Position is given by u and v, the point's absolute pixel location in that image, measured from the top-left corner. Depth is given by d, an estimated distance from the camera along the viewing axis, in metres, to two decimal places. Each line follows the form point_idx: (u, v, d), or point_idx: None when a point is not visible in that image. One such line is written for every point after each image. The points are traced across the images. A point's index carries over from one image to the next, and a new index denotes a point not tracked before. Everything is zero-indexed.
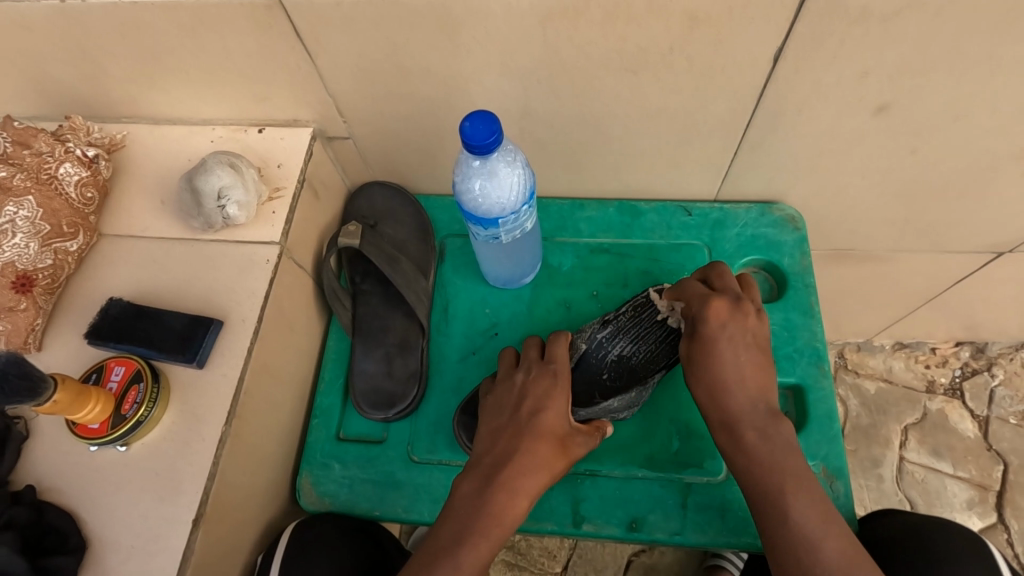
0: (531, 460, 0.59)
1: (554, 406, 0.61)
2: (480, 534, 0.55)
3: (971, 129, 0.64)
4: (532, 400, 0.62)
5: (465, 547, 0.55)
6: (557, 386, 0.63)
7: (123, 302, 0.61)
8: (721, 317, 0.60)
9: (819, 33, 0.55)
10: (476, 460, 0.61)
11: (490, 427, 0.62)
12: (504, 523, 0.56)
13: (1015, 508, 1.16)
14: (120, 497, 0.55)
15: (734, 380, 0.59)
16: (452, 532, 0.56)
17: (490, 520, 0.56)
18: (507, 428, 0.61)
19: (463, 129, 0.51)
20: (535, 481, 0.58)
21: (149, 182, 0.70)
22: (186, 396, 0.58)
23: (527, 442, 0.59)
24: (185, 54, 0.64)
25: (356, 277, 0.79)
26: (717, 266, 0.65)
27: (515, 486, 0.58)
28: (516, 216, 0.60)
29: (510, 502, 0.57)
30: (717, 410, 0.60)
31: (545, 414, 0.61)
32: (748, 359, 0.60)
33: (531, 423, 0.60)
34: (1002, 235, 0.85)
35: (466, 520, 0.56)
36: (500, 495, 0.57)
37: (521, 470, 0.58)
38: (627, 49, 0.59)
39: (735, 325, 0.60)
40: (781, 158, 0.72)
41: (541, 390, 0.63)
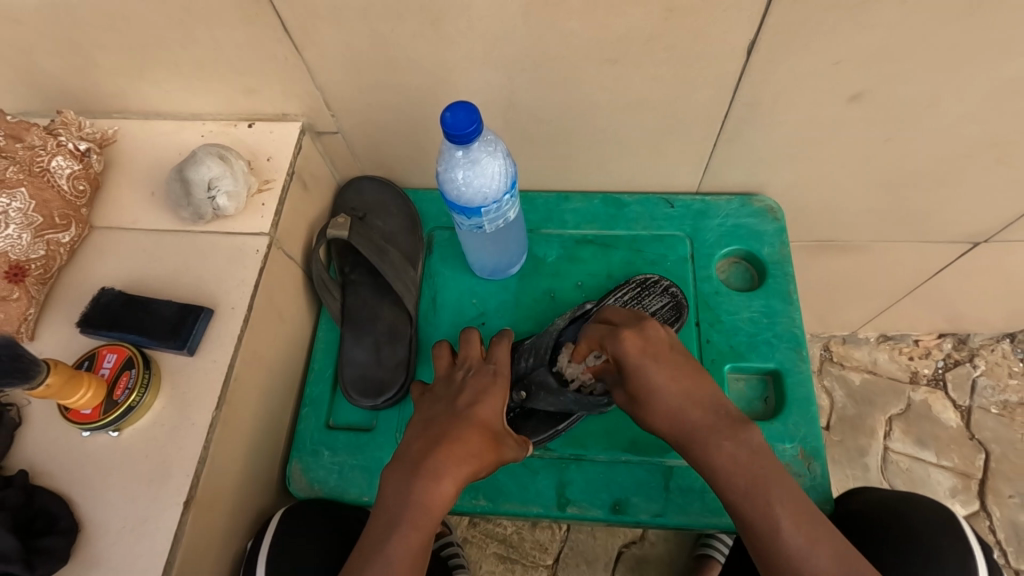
0: (462, 447, 0.55)
1: (491, 400, 0.59)
2: (406, 524, 0.51)
3: (939, 118, 0.67)
4: (467, 392, 0.60)
5: (393, 539, 0.50)
6: (499, 382, 0.62)
7: (115, 291, 0.62)
8: (636, 346, 0.57)
9: (790, 23, 0.57)
10: (403, 450, 0.57)
11: (423, 416, 0.60)
12: (431, 515, 0.52)
13: (997, 495, 1.18)
14: (111, 481, 0.56)
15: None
16: (381, 526, 0.52)
17: (418, 509, 0.52)
18: (440, 417, 0.58)
19: (445, 118, 0.53)
20: (464, 470, 0.54)
21: (141, 175, 0.72)
22: (177, 382, 0.59)
23: (457, 429, 0.56)
24: (176, 47, 0.65)
25: (345, 269, 0.80)
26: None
27: (442, 470, 0.53)
28: (499, 204, 0.61)
29: (436, 490, 0.53)
30: (711, 374, 0.57)
31: (479, 406, 0.59)
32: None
33: (466, 412, 0.58)
34: (976, 224, 0.87)
35: (395, 510, 0.52)
36: (423, 481, 0.53)
37: (451, 457, 0.54)
38: (606, 39, 0.60)
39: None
40: (760, 148, 0.74)
41: (480, 385, 0.61)
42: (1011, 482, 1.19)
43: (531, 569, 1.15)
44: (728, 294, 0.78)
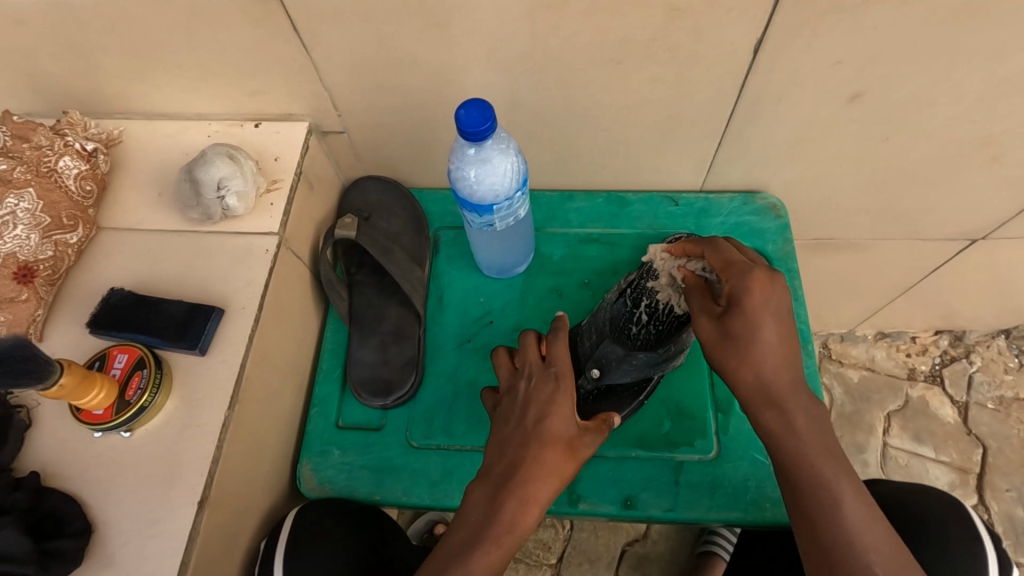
0: (544, 467, 0.54)
1: (560, 412, 0.56)
2: (486, 547, 0.51)
3: (938, 117, 0.68)
4: (535, 406, 0.57)
5: (475, 557, 0.51)
6: (564, 391, 0.58)
7: (124, 291, 0.62)
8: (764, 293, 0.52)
9: (794, 25, 0.58)
10: (491, 467, 0.56)
11: (499, 434, 0.58)
12: (514, 535, 0.52)
13: (995, 489, 1.20)
14: (124, 482, 0.55)
15: (763, 356, 0.51)
16: (461, 541, 0.52)
17: (501, 531, 0.52)
18: (515, 436, 0.56)
19: (459, 116, 0.53)
20: (549, 488, 0.54)
21: (147, 175, 0.71)
22: (188, 382, 0.59)
23: (538, 448, 0.54)
24: (182, 48, 0.65)
25: (352, 268, 0.81)
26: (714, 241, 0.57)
27: (530, 494, 0.53)
28: (511, 202, 0.62)
29: (523, 512, 0.52)
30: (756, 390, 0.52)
31: (551, 421, 0.56)
32: (784, 331, 0.52)
33: (537, 431, 0.55)
34: (972, 222, 0.89)
35: (476, 528, 0.52)
36: (511, 506, 0.53)
37: (535, 477, 0.53)
38: (613, 41, 0.61)
39: (778, 297, 0.52)
40: (762, 148, 0.75)
41: (546, 395, 0.58)
42: (1008, 476, 1.21)
43: (535, 568, 1.16)
44: None
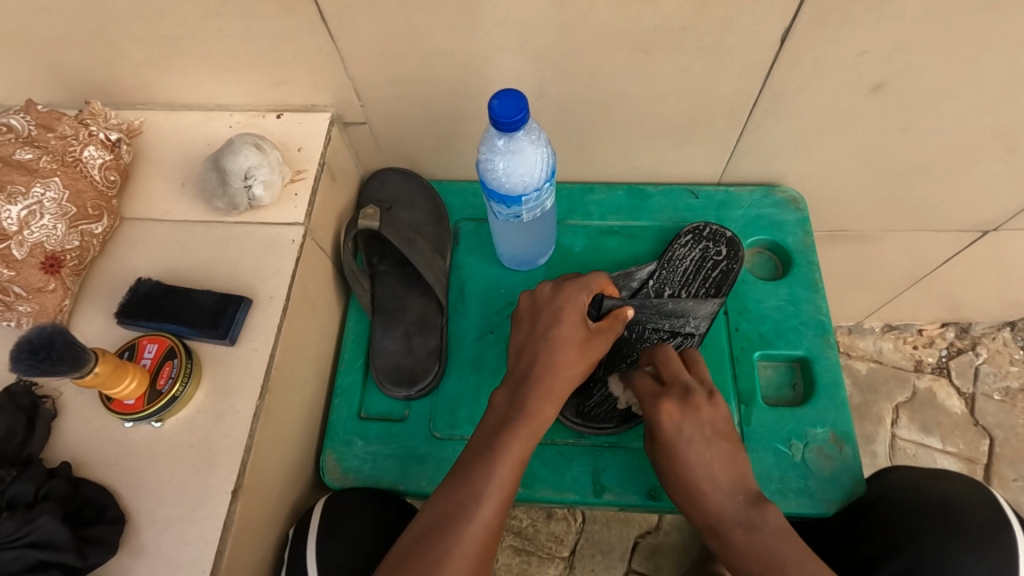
0: (558, 365, 0.61)
1: (568, 319, 0.63)
2: (512, 435, 0.58)
3: (962, 107, 0.68)
4: (544, 317, 0.64)
5: (499, 446, 0.57)
6: (573, 305, 0.64)
7: (152, 281, 0.61)
8: (674, 420, 0.61)
9: (823, 13, 0.58)
10: (511, 371, 0.64)
11: (515, 345, 0.65)
12: (535, 425, 0.59)
13: (1002, 479, 1.21)
14: (156, 471, 0.55)
15: (704, 481, 0.60)
16: (485, 436, 0.59)
17: (522, 422, 0.59)
18: (529, 344, 0.64)
19: (492, 106, 0.53)
20: (565, 381, 0.62)
21: (169, 166, 0.71)
22: (218, 371, 0.59)
23: (550, 352, 0.62)
24: (208, 37, 0.65)
25: (373, 260, 0.80)
26: (658, 353, 0.66)
27: (548, 389, 0.60)
28: (539, 193, 0.62)
29: (543, 407, 0.60)
30: (703, 522, 0.59)
31: (560, 326, 0.63)
32: (714, 453, 0.60)
33: (548, 338, 0.63)
34: (986, 213, 0.89)
35: (498, 424, 0.59)
36: (533, 401, 0.60)
37: (551, 374, 0.61)
38: (642, 30, 0.61)
39: (690, 422, 0.61)
40: (783, 138, 0.76)
41: (558, 305, 0.64)
42: (1014, 466, 1.22)
43: (548, 560, 1.16)
44: (750, 282, 0.79)
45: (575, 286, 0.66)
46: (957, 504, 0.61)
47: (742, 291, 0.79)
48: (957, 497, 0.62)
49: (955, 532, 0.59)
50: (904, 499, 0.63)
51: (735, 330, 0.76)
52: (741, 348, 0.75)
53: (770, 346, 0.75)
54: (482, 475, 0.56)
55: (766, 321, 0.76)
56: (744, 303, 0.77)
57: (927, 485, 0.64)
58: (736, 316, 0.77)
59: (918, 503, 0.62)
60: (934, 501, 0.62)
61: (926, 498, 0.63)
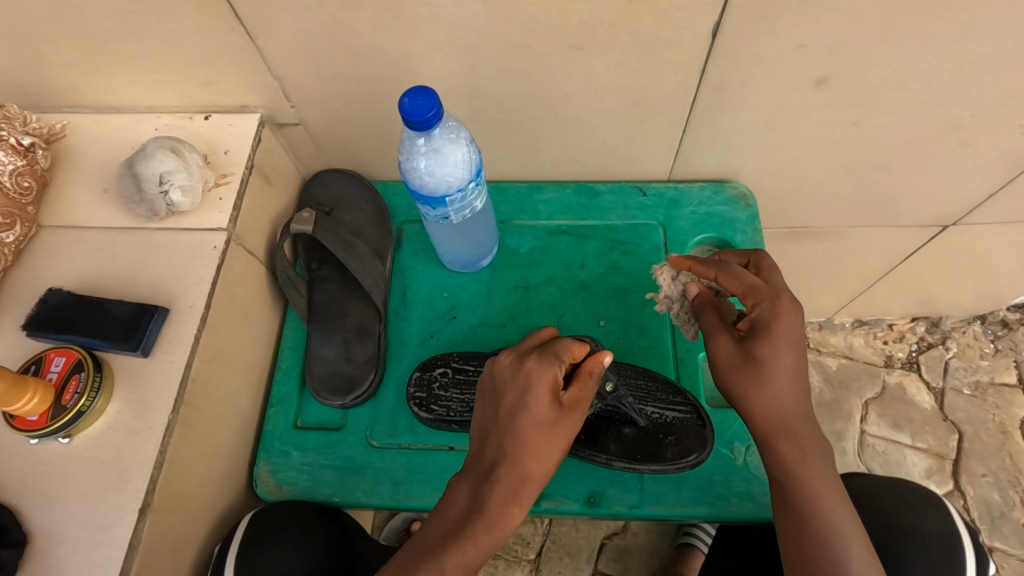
0: (533, 450, 0.56)
1: (536, 403, 0.57)
2: (463, 543, 0.54)
3: (907, 99, 0.66)
4: (509, 397, 0.58)
5: (449, 551, 0.54)
6: (541, 379, 0.57)
7: (64, 292, 0.59)
8: (779, 309, 0.57)
9: (756, 5, 0.56)
10: (474, 457, 0.59)
11: (479, 423, 0.60)
12: (504, 518, 0.55)
13: (971, 475, 1.20)
14: (62, 491, 0.53)
15: (753, 385, 0.56)
16: (441, 531, 0.56)
17: (488, 517, 0.55)
18: (494, 425, 0.58)
19: (403, 104, 0.51)
20: (540, 468, 0.57)
21: (92, 170, 0.69)
22: (131, 385, 0.57)
23: (523, 432, 0.57)
24: (123, 36, 0.62)
25: (313, 264, 0.78)
26: (762, 253, 0.64)
27: (521, 479, 0.56)
28: (464, 193, 0.59)
29: (511, 498, 0.56)
30: (764, 421, 0.56)
31: (530, 403, 0.57)
32: (743, 355, 0.57)
33: (510, 422, 0.57)
34: (944, 206, 0.88)
35: (455, 523, 0.56)
36: (493, 501, 0.56)
37: (513, 470, 0.56)
38: (570, 24, 0.59)
39: (794, 319, 0.57)
40: (729, 135, 0.74)
41: (522, 386, 0.58)
42: (984, 461, 1.21)
43: (513, 564, 1.14)
44: None
45: (544, 361, 0.58)
46: (915, 518, 0.60)
47: None
48: (913, 509, 0.61)
49: (911, 551, 0.58)
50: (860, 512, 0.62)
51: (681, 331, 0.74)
52: (686, 349, 0.73)
53: None
54: (434, 568, 0.53)
55: None
56: None
57: (880, 493, 0.63)
58: None
59: (875, 515, 0.61)
60: (890, 514, 0.61)
61: (881, 511, 0.61)
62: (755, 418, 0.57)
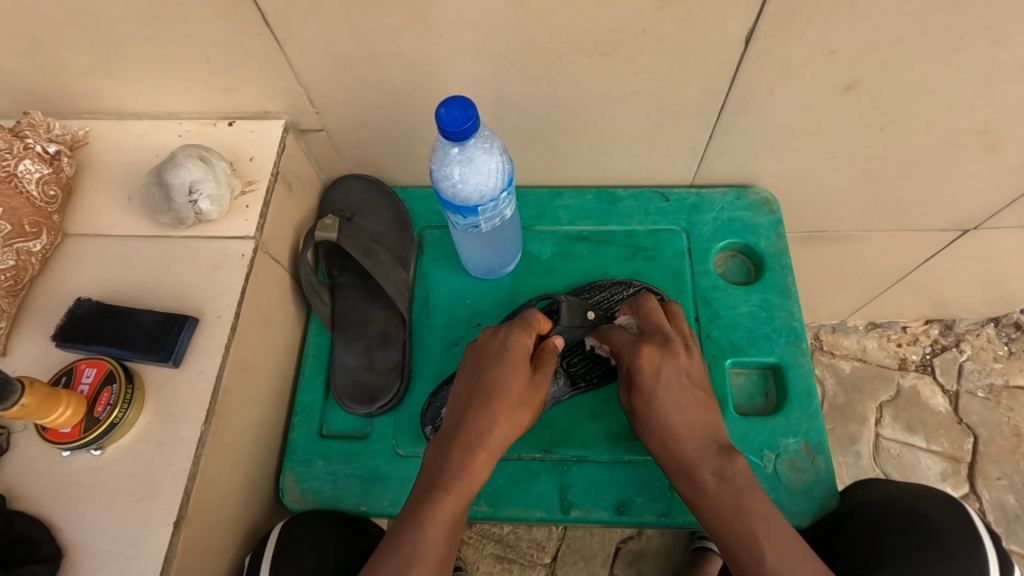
0: (491, 417, 0.59)
1: (511, 366, 0.61)
2: (443, 498, 0.56)
3: (934, 105, 0.66)
4: (486, 360, 0.62)
5: (429, 506, 0.56)
6: (511, 350, 0.62)
7: (92, 301, 0.59)
8: (652, 362, 0.62)
9: (788, 12, 0.56)
10: (447, 422, 0.62)
11: (454, 393, 0.63)
12: (465, 487, 0.57)
13: (986, 478, 1.20)
14: (94, 503, 0.53)
15: (681, 424, 0.61)
16: (419, 493, 0.57)
17: (455, 483, 0.57)
18: (468, 390, 0.62)
19: (440, 114, 0.51)
20: (499, 437, 0.59)
21: (115, 178, 0.68)
22: (161, 396, 0.56)
23: (485, 401, 0.60)
24: (147, 43, 0.62)
25: (334, 271, 0.78)
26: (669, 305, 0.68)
27: (479, 445, 0.58)
28: (496, 203, 0.59)
29: (476, 464, 0.58)
30: (671, 458, 0.60)
31: (498, 371, 0.61)
32: (688, 400, 0.62)
33: (485, 384, 0.61)
34: (965, 211, 0.87)
35: (431, 483, 0.57)
36: (465, 459, 0.58)
37: (485, 430, 0.59)
38: (600, 31, 0.59)
39: (667, 366, 0.62)
40: (754, 140, 0.73)
41: (495, 352, 0.62)
42: (998, 464, 1.21)
43: (529, 568, 1.14)
44: (723, 288, 0.77)
45: (518, 327, 0.63)
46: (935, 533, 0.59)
47: (713, 299, 0.77)
48: (936, 525, 0.59)
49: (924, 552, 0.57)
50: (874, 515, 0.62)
51: (707, 338, 0.74)
52: (713, 357, 0.73)
53: (741, 354, 0.73)
54: (413, 540, 0.54)
55: (738, 328, 0.74)
56: (715, 309, 0.75)
57: (906, 505, 0.62)
58: (708, 323, 0.75)
59: (891, 523, 0.60)
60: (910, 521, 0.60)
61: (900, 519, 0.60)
62: (684, 455, 0.60)
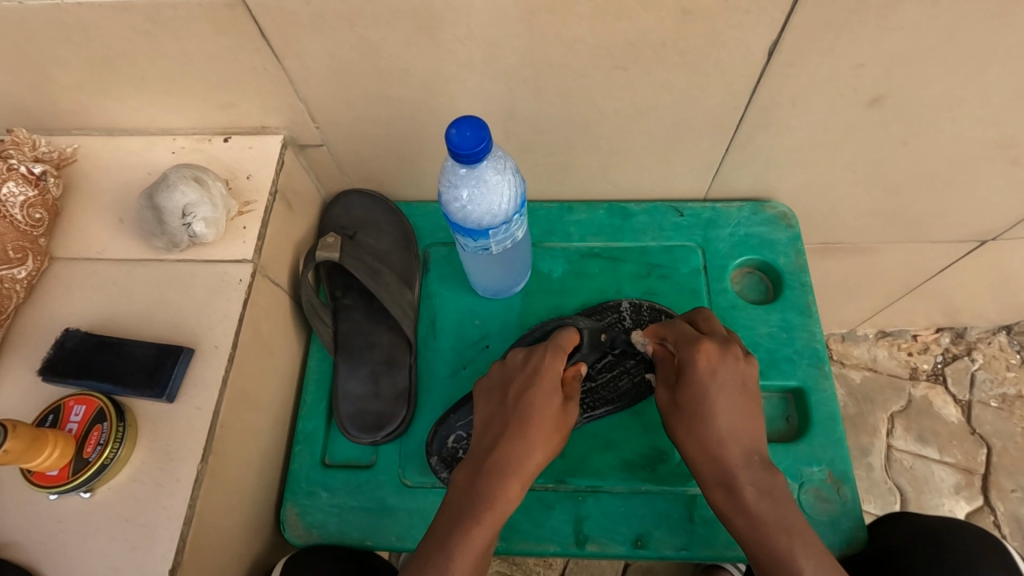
0: (523, 441, 0.57)
1: (543, 391, 0.59)
2: (474, 525, 0.53)
3: (965, 118, 0.63)
4: (518, 382, 0.60)
5: (459, 535, 0.53)
6: (546, 373, 0.60)
7: (80, 332, 0.56)
8: (710, 362, 0.59)
9: (817, 25, 0.53)
10: (475, 446, 0.59)
11: (481, 416, 0.61)
12: (496, 515, 0.54)
13: (1000, 490, 1.18)
14: (85, 550, 0.50)
15: (728, 432, 0.57)
16: (446, 522, 0.55)
17: (484, 510, 0.54)
18: (499, 415, 0.59)
19: (450, 137, 0.48)
20: (532, 462, 0.57)
21: (105, 198, 0.65)
22: (155, 433, 0.53)
23: (518, 424, 0.58)
24: (138, 57, 0.58)
25: (335, 291, 0.75)
26: (702, 311, 0.65)
27: (509, 470, 0.56)
28: (508, 225, 0.57)
29: (506, 489, 0.56)
30: (711, 468, 0.57)
31: (530, 393, 0.59)
32: (741, 405, 0.59)
33: (519, 406, 0.59)
34: (985, 223, 0.85)
35: (461, 510, 0.55)
36: (496, 485, 0.55)
37: (517, 455, 0.57)
38: (617, 44, 0.56)
39: (726, 368, 0.59)
40: (772, 154, 0.71)
41: (529, 373, 0.60)
42: (1013, 476, 1.19)
43: None
44: (741, 307, 0.74)
45: (551, 349, 0.61)
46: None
47: (731, 318, 0.74)
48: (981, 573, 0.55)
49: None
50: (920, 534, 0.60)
51: None
52: None
53: (761, 377, 0.70)
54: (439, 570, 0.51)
55: (757, 350, 0.71)
56: (732, 330, 0.73)
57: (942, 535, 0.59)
58: None
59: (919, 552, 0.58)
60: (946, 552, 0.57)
61: (945, 549, 0.57)
62: (725, 464, 0.57)
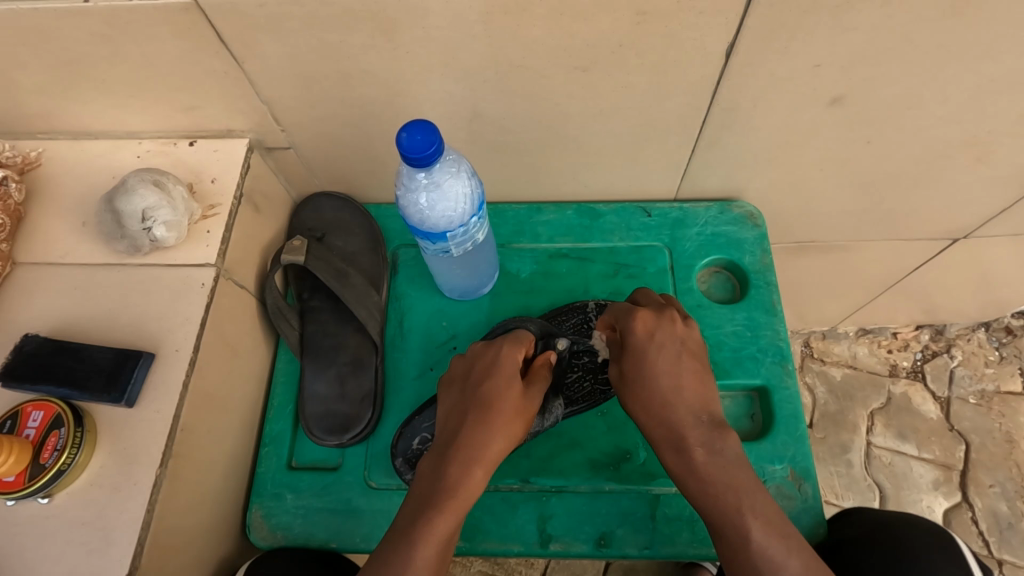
0: (485, 429, 0.57)
1: (500, 379, 0.60)
2: (437, 511, 0.53)
3: (925, 117, 0.63)
4: (477, 372, 0.61)
5: (419, 523, 0.53)
6: (505, 363, 0.60)
7: (40, 337, 0.56)
8: (647, 326, 0.61)
9: (771, 25, 0.53)
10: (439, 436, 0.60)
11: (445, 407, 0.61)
12: (461, 499, 0.54)
13: (979, 486, 1.18)
14: (42, 555, 0.50)
15: (671, 391, 0.59)
16: (410, 510, 0.55)
17: (448, 496, 0.54)
18: (461, 404, 0.60)
19: (401, 140, 0.48)
20: (493, 449, 0.57)
21: (70, 202, 0.65)
22: (114, 437, 0.53)
23: (480, 413, 0.58)
24: (98, 61, 0.58)
25: (304, 294, 0.75)
26: (641, 289, 0.68)
27: (472, 456, 0.56)
28: (466, 227, 0.57)
29: (469, 475, 0.55)
30: (660, 424, 0.58)
31: (490, 382, 0.59)
32: (680, 366, 0.60)
33: (478, 395, 0.59)
34: (954, 221, 0.85)
35: (424, 498, 0.55)
36: (458, 470, 0.55)
37: (478, 442, 0.57)
38: (575, 46, 0.56)
39: (663, 330, 0.61)
40: (737, 154, 0.71)
41: (488, 361, 0.61)
42: (991, 471, 1.19)
43: None
44: (706, 306, 0.75)
45: (510, 341, 0.62)
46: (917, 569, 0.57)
47: (697, 317, 0.74)
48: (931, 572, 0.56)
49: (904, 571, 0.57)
50: (882, 520, 0.62)
51: None
52: None
53: (726, 376, 0.70)
54: (402, 559, 0.51)
55: (723, 349, 0.72)
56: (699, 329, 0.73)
57: (903, 534, 0.59)
58: None
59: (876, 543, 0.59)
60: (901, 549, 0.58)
61: (900, 546, 0.58)
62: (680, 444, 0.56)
